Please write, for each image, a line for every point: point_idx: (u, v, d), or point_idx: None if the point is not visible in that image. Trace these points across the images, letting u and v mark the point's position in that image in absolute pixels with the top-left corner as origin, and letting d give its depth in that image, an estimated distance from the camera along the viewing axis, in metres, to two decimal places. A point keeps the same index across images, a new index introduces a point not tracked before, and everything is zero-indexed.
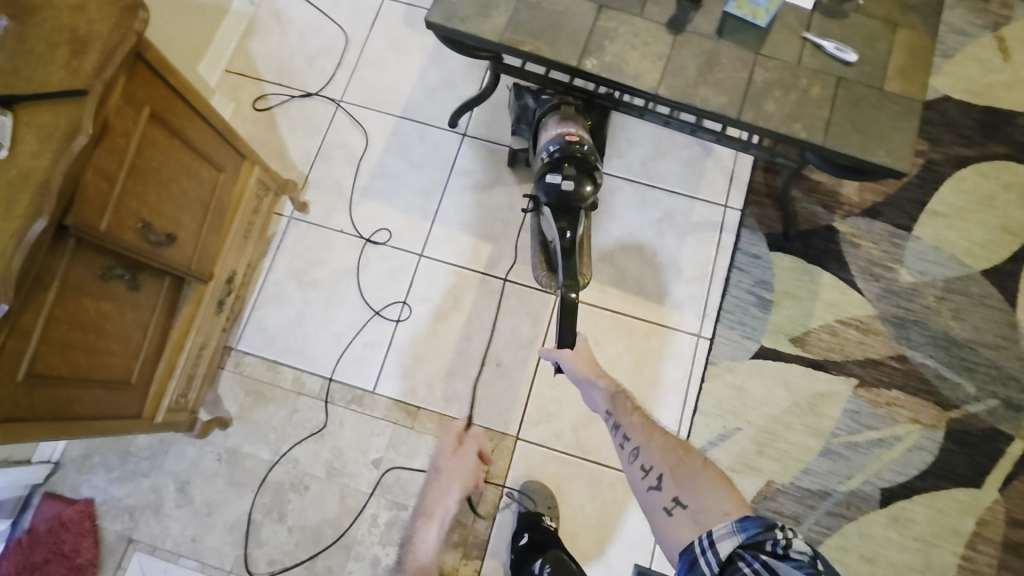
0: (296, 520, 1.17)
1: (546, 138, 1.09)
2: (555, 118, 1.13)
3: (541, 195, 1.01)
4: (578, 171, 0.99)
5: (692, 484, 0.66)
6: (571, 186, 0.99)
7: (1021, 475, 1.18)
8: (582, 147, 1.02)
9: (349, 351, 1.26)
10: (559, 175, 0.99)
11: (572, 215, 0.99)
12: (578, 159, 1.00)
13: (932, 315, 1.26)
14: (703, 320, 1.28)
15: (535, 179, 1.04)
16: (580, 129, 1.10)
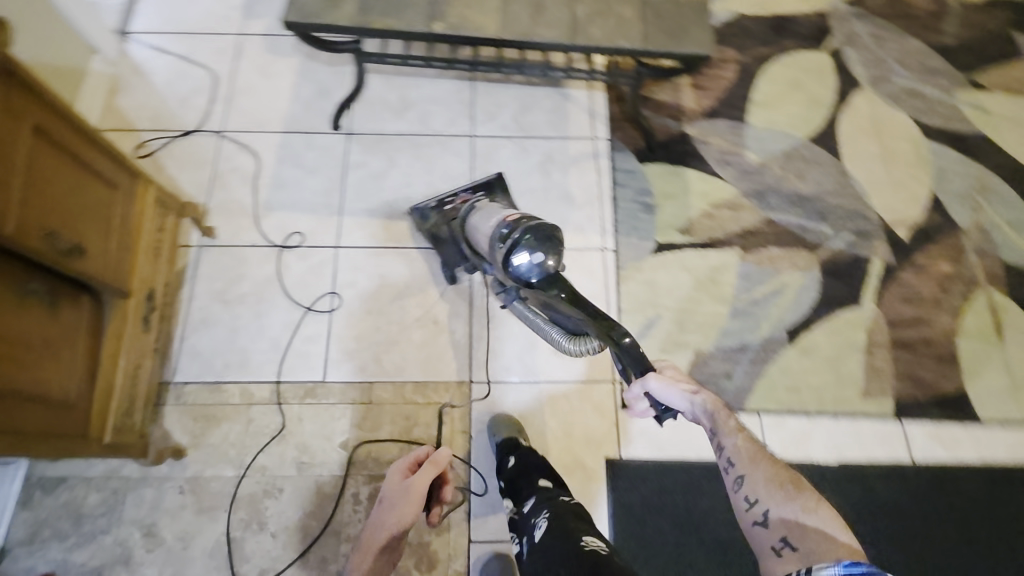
0: (277, 524, 1.16)
1: (489, 229, 1.02)
2: (476, 212, 1.15)
3: (521, 280, 0.89)
4: (537, 237, 0.88)
5: (813, 532, 0.65)
6: (540, 257, 0.87)
7: (887, 285, 1.41)
8: (526, 217, 0.95)
9: (290, 350, 1.29)
10: (524, 252, 0.87)
11: (557, 278, 0.87)
12: (532, 227, 0.89)
13: (781, 181, 1.50)
14: (604, 234, 1.44)
15: (503, 268, 0.91)
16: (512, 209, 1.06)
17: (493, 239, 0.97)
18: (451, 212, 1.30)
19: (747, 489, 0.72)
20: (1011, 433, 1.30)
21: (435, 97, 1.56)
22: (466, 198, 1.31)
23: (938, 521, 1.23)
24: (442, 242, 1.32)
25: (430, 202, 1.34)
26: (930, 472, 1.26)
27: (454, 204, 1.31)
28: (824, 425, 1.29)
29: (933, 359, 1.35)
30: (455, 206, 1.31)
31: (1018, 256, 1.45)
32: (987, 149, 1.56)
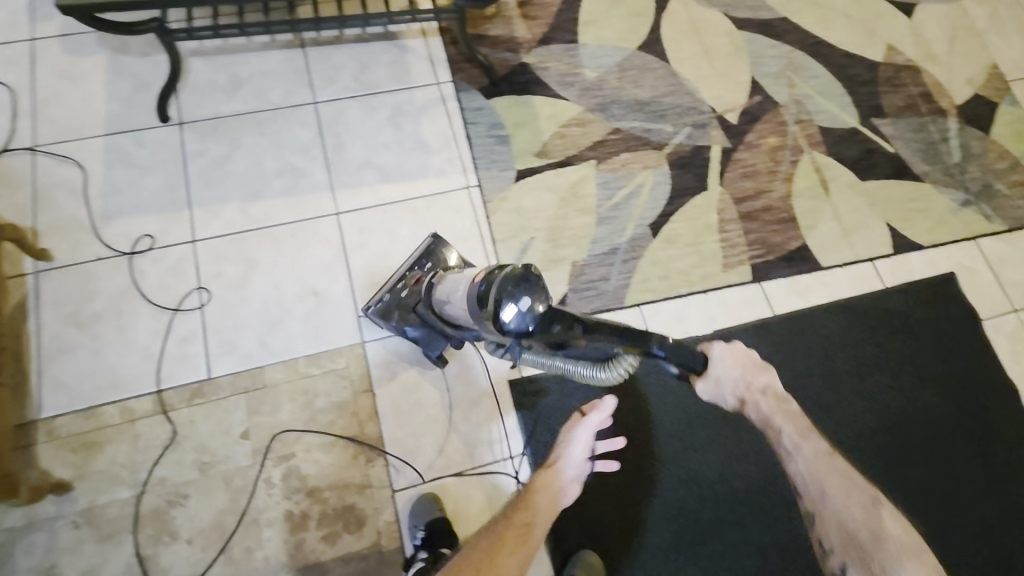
0: (191, 528, 1.12)
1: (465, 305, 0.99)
2: (440, 290, 1.14)
3: (521, 334, 0.83)
4: (514, 282, 0.84)
5: (892, 553, 0.81)
6: (528, 301, 0.83)
7: (727, 167, 1.54)
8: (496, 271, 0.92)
9: (165, 356, 1.22)
10: (511, 304, 0.83)
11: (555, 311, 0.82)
12: (508, 277, 0.86)
13: (620, 92, 1.59)
14: (466, 173, 1.46)
15: (499, 331, 0.86)
16: (474, 273, 1.04)
17: (476, 313, 0.93)
18: (410, 301, 1.25)
19: (824, 537, 0.87)
20: (850, 270, 1.48)
21: (268, 70, 1.50)
22: (417, 278, 1.26)
23: (803, 359, 1.38)
24: (416, 338, 1.24)
25: (380, 295, 1.25)
26: (789, 319, 1.41)
27: (410, 288, 1.25)
28: (696, 302, 1.41)
29: (776, 222, 1.50)
30: (410, 289, 1.26)
31: (831, 119, 1.63)
32: (791, 30, 1.72)
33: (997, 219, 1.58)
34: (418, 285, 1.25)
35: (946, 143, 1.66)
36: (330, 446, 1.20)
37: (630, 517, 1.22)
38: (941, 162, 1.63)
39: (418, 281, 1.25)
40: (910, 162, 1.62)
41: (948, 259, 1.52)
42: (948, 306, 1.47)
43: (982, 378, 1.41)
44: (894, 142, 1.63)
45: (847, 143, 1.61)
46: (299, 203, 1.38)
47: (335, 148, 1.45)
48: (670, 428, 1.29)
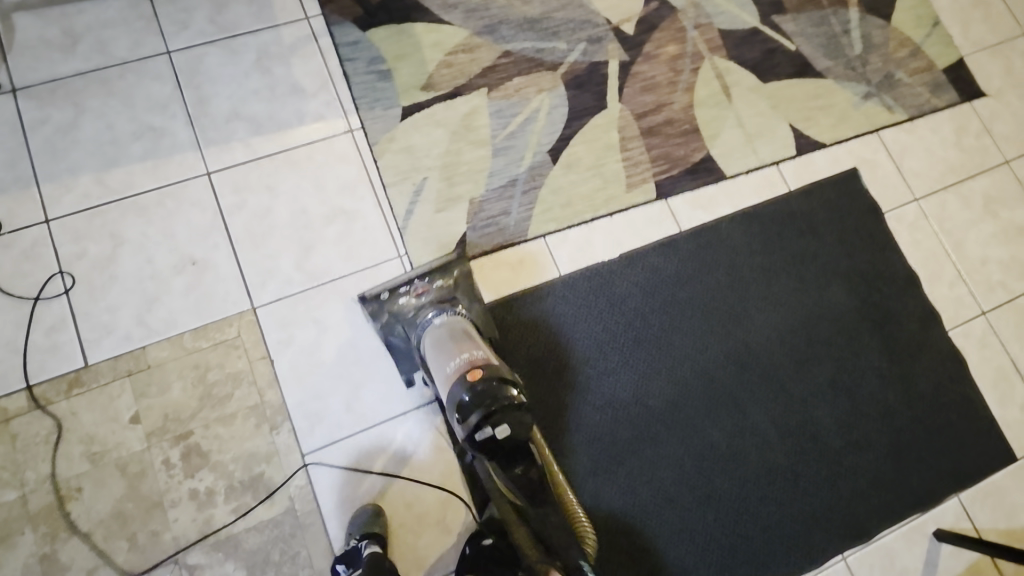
0: (89, 521, 1.07)
1: (444, 377, 0.98)
2: (436, 327, 1.07)
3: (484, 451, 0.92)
4: (504, 411, 0.89)
5: None
6: (507, 428, 0.89)
7: (626, 82, 1.47)
8: (493, 377, 0.93)
9: (32, 348, 1.13)
10: (489, 426, 0.89)
11: (525, 453, 0.93)
12: (501, 400, 0.90)
13: (508, 11, 1.48)
14: (347, 115, 1.35)
15: (464, 440, 0.92)
16: (473, 342, 1.01)
17: (451, 401, 0.94)
18: (405, 310, 1.14)
19: None
20: (755, 176, 1.46)
21: (108, 20, 1.33)
22: (423, 289, 1.15)
23: (711, 271, 1.38)
24: (395, 347, 1.17)
25: (380, 291, 1.15)
26: (696, 232, 1.40)
27: (410, 297, 1.15)
28: (602, 226, 1.37)
29: (679, 135, 1.45)
30: (409, 298, 1.15)
31: (731, 20, 1.56)
32: None
33: (899, 110, 1.57)
34: (420, 298, 1.14)
35: (848, 35, 1.61)
36: (231, 419, 1.15)
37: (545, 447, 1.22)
38: (843, 55, 1.59)
39: (423, 294, 1.15)
40: (812, 59, 1.57)
41: (851, 155, 1.52)
42: (852, 202, 1.47)
43: (885, 270, 1.44)
44: (796, 39, 1.58)
45: (748, 44, 1.55)
46: (163, 168, 1.26)
47: (197, 102, 1.31)
48: (582, 357, 1.29)
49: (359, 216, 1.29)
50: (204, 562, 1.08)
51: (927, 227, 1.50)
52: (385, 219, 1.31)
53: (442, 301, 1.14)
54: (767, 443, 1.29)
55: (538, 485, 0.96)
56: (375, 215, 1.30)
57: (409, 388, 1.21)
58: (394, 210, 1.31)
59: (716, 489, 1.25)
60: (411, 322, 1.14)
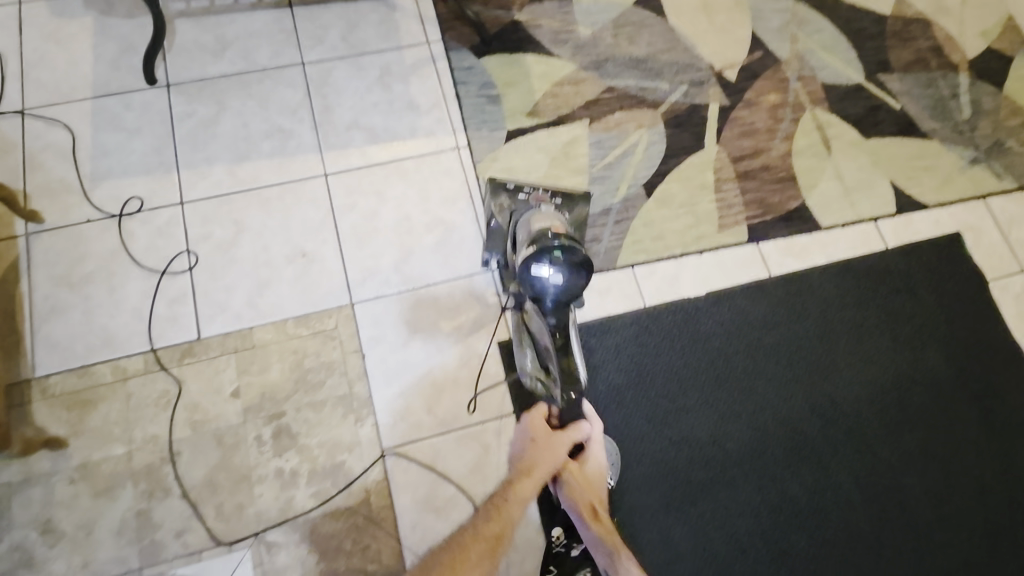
0: (184, 484, 1.13)
1: (527, 229, 1.08)
2: (537, 214, 1.11)
3: (534, 289, 1.03)
4: (569, 263, 1.00)
5: None
6: (562, 279, 1.01)
7: (725, 125, 1.50)
8: (570, 238, 1.04)
9: (154, 317, 1.23)
10: (549, 268, 1.00)
11: (561, 311, 1.06)
12: (571, 254, 1.01)
13: (616, 49, 1.54)
14: (456, 133, 1.43)
15: (520, 272, 1.04)
16: (560, 219, 1.09)
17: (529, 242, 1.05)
18: (520, 205, 1.17)
19: None
20: (851, 230, 1.45)
21: (255, 31, 1.47)
22: (542, 198, 1.17)
23: (800, 320, 1.36)
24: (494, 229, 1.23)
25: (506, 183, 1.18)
26: (787, 280, 1.39)
27: (530, 198, 1.17)
28: (690, 263, 1.38)
29: (775, 182, 1.46)
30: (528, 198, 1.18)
31: (835, 75, 1.58)
32: None
33: (1008, 179, 1.53)
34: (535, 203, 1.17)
35: (957, 99, 1.59)
36: (320, 406, 1.21)
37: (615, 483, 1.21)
38: (951, 118, 1.57)
39: (541, 202, 1.17)
40: (918, 119, 1.56)
41: (954, 219, 1.48)
42: (953, 267, 1.43)
43: (986, 340, 1.38)
44: (902, 99, 1.58)
45: (851, 100, 1.56)
46: (287, 165, 1.36)
47: (323, 109, 1.42)
48: (663, 391, 1.28)
49: (458, 228, 1.36)
50: (282, 540, 1.12)
51: None
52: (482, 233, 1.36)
53: (554, 211, 1.15)
54: (849, 505, 1.24)
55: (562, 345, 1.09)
56: (472, 229, 1.36)
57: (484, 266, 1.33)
58: None
59: (793, 546, 1.20)
60: (518, 214, 1.16)
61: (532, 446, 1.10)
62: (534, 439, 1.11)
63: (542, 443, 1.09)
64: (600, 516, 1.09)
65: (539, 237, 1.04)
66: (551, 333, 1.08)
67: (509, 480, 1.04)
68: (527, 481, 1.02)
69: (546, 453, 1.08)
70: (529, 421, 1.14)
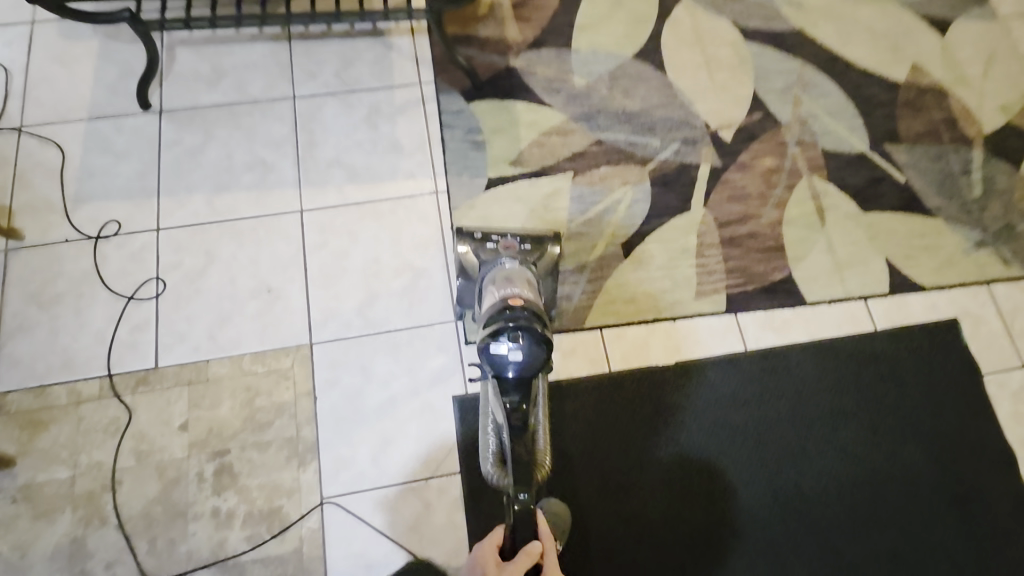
0: (120, 515, 1.13)
1: (490, 298, 1.01)
2: (502, 271, 1.07)
3: (492, 367, 0.91)
4: (529, 338, 0.90)
5: None
6: (522, 355, 0.90)
7: (713, 187, 1.45)
8: (532, 310, 0.94)
9: (116, 342, 1.24)
10: (508, 343, 0.90)
11: (525, 388, 0.91)
12: (530, 328, 0.91)
13: (609, 102, 1.51)
14: (436, 177, 1.42)
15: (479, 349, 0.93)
16: (525, 284, 1.02)
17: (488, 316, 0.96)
18: (488, 253, 1.15)
19: None
20: (837, 307, 1.38)
21: (251, 63, 1.49)
22: (510, 244, 1.15)
23: (773, 400, 1.29)
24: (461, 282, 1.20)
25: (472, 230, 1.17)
26: (763, 355, 1.33)
27: (498, 246, 1.15)
28: (662, 329, 1.34)
29: (761, 251, 1.40)
30: (495, 248, 1.15)
31: (837, 142, 1.51)
32: (803, 44, 1.61)
33: (1016, 264, 1.44)
34: (504, 252, 1.14)
35: (968, 176, 1.51)
36: (265, 447, 1.20)
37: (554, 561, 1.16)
38: (959, 196, 1.49)
39: (509, 249, 1.15)
40: (923, 195, 1.48)
41: (952, 304, 1.39)
42: (945, 356, 1.34)
43: (976, 440, 1.29)
44: (907, 172, 1.50)
45: (852, 169, 1.49)
46: (264, 199, 1.37)
47: (307, 145, 1.42)
48: (618, 463, 1.23)
49: (426, 274, 1.34)
50: None
51: None
52: (449, 282, 1.34)
53: (521, 258, 1.12)
54: None
55: (521, 424, 0.90)
56: (440, 276, 1.34)
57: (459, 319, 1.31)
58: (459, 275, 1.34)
59: None
60: (486, 264, 1.13)
61: None
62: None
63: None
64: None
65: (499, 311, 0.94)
66: (511, 411, 0.91)
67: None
68: None
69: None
70: (479, 558, 0.94)
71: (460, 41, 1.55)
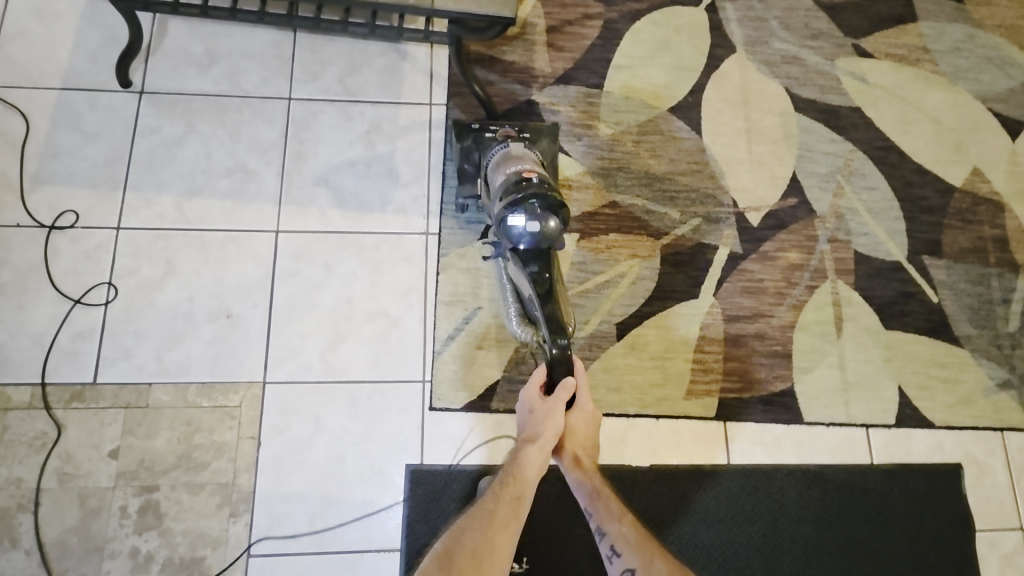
0: (32, 540, 1.06)
1: (501, 176, 1.12)
2: (507, 153, 1.17)
3: (510, 241, 1.04)
4: (544, 209, 1.03)
5: None
6: (537, 226, 1.03)
7: (728, 276, 1.32)
8: (544, 183, 1.07)
9: (55, 348, 1.15)
10: (524, 215, 1.02)
11: (542, 257, 1.05)
12: (544, 197, 1.04)
13: (633, 158, 1.37)
14: (429, 217, 1.29)
15: (497, 224, 1.05)
16: (532, 163, 1.14)
17: (503, 189, 1.07)
18: (487, 142, 1.25)
19: None
20: (836, 432, 1.27)
21: (249, 50, 1.35)
22: (510, 133, 1.25)
23: (747, 523, 1.20)
24: (465, 173, 1.25)
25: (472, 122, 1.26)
26: (745, 473, 1.22)
27: (497, 135, 1.26)
28: (643, 426, 1.23)
29: (766, 355, 1.29)
30: (498, 139, 1.25)
31: (873, 244, 1.38)
32: (856, 126, 1.46)
33: None
34: (502, 139, 1.25)
35: (1006, 306, 1.38)
36: (197, 488, 1.11)
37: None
38: (992, 327, 1.36)
39: (507, 137, 1.25)
40: (953, 320, 1.35)
41: (960, 447, 1.29)
42: (940, 505, 1.25)
43: None
44: (942, 291, 1.37)
45: (882, 279, 1.36)
46: (239, 211, 1.25)
47: (295, 155, 1.30)
48: (569, 568, 1.16)
49: (399, 324, 1.23)
50: None
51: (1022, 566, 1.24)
52: (423, 338, 1.23)
53: (524, 146, 1.21)
54: None
55: (546, 288, 1.03)
56: (415, 328, 1.23)
57: (458, 214, 1.29)
58: (435, 332, 1.23)
59: None
60: (487, 154, 1.22)
61: (530, 416, 1.02)
62: (532, 409, 1.02)
63: (540, 410, 1.01)
64: (588, 466, 1.02)
65: (515, 185, 1.06)
66: (534, 278, 1.04)
67: (515, 451, 0.99)
68: (531, 447, 0.98)
69: (545, 422, 1.00)
70: (527, 400, 1.04)
71: (482, 61, 1.40)
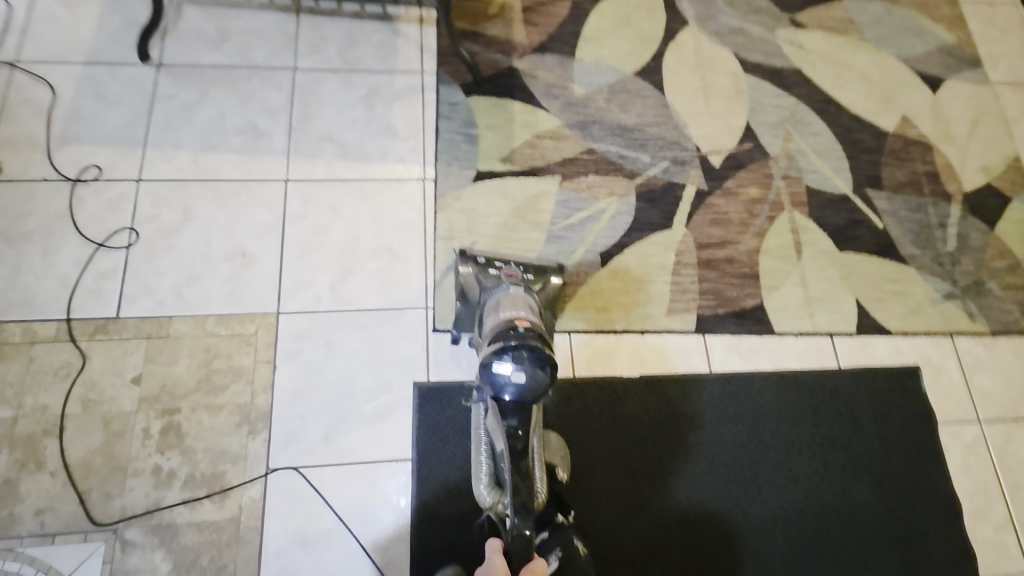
0: (58, 462, 1.11)
1: (493, 320, 1.02)
2: (504, 296, 1.07)
3: (493, 387, 0.94)
4: (532, 359, 0.92)
5: None
6: (523, 377, 0.92)
7: (697, 210, 1.47)
8: (536, 333, 0.97)
9: (80, 286, 1.22)
10: (510, 364, 0.92)
11: (524, 412, 0.95)
12: (534, 349, 0.93)
13: (606, 113, 1.54)
14: (426, 166, 1.43)
15: (480, 368, 0.95)
16: (529, 309, 1.04)
17: (491, 335, 0.98)
18: (489, 280, 1.13)
19: None
20: (804, 340, 1.39)
21: (257, 30, 1.50)
22: (513, 273, 1.14)
23: (730, 424, 1.31)
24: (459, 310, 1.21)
25: (477, 255, 1.16)
26: (726, 379, 1.34)
27: (499, 274, 1.14)
28: (631, 340, 1.35)
29: (736, 276, 1.42)
30: (499, 278, 1.13)
31: (821, 180, 1.55)
32: (799, 84, 1.66)
33: (981, 320, 1.47)
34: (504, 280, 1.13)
35: (943, 229, 1.55)
36: (217, 410, 1.18)
37: (479, 567, 1.12)
38: (933, 248, 1.52)
39: (510, 277, 1.13)
40: (898, 242, 1.52)
41: (916, 351, 1.42)
42: (902, 400, 1.37)
43: (924, 485, 1.31)
44: (886, 218, 1.54)
45: (833, 209, 1.52)
46: (251, 164, 1.37)
47: (302, 117, 1.43)
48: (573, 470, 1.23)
49: (402, 259, 1.34)
50: (139, 541, 1.08)
51: (983, 453, 1.35)
52: (425, 269, 1.34)
53: (523, 289, 1.10)
54: None
55: (522, 448, 0.94)
56: (417, 261, 1.34)
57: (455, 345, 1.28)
58: (436, 261, 1.34)
59: None
60: (484, 292, 1.12)
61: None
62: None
63: None
64: None
65: (503, 330, 0.97)
66: (510, 436, 0.94)
67: None
68: None
69: None
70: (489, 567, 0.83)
71: (467, 36, 1.57)
